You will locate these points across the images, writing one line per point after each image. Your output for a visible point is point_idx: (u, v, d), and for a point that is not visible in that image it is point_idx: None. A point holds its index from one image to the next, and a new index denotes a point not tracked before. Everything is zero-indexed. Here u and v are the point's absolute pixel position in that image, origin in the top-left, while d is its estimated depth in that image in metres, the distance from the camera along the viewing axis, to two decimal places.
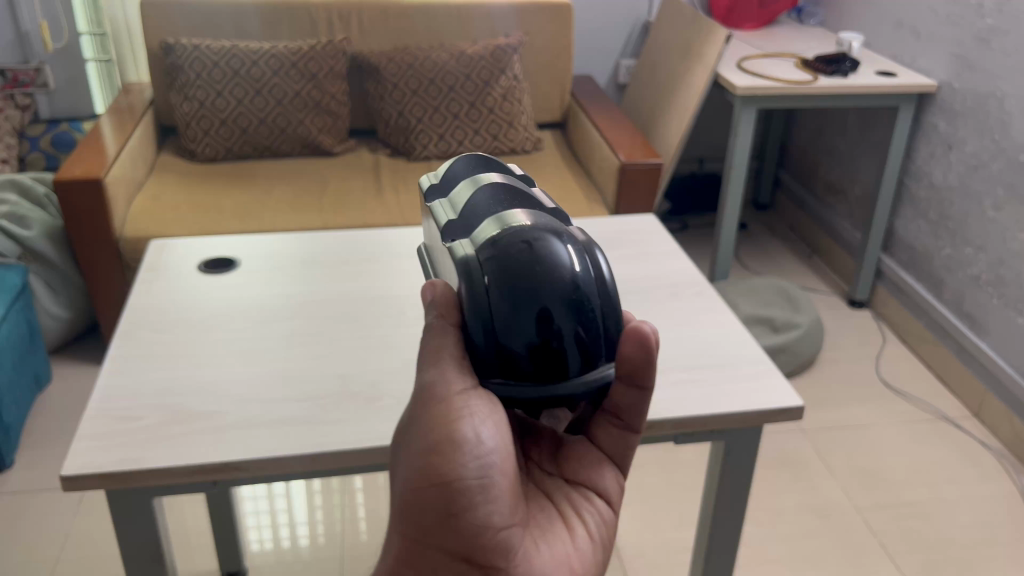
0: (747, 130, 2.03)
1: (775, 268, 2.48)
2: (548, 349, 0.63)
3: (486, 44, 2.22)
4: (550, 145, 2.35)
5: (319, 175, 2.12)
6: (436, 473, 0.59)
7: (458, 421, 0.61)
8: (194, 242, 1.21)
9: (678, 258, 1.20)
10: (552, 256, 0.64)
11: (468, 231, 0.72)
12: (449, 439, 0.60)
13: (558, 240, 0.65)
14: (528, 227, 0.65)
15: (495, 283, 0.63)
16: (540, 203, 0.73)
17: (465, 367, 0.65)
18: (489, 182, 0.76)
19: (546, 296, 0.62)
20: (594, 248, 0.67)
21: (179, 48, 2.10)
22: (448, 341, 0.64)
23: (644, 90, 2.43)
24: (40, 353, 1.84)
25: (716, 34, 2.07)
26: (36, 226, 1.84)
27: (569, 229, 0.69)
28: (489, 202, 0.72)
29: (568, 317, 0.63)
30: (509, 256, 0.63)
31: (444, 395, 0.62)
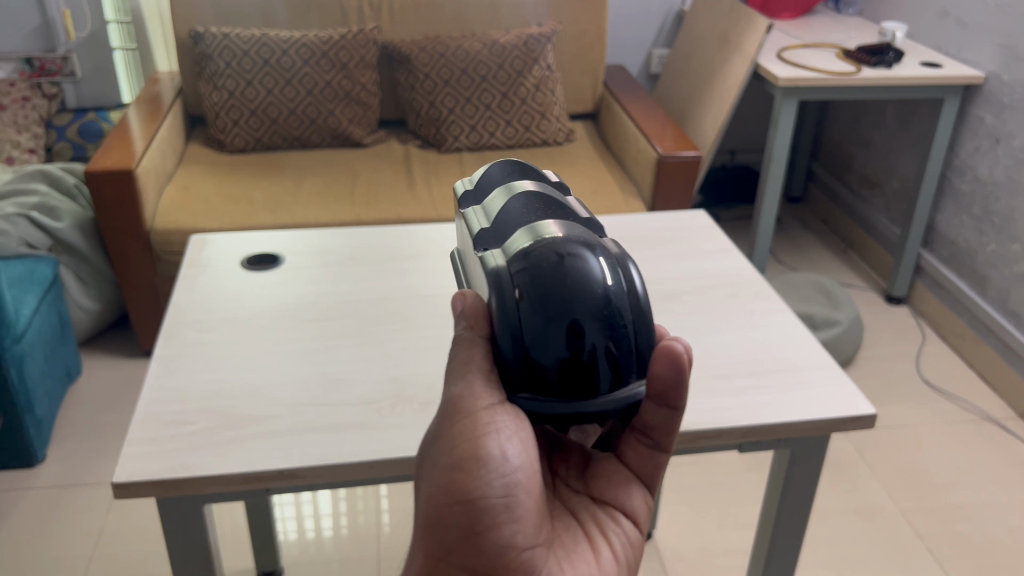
0: (787, 122, 1.99)
1: (809, 262, 2.44)
2: (579, 366, 0.59)
3: (518, 33, 2.18)
4: (582, 136, 2.31)
5: (348, 166, 2.09)
6: (461, 490, 0.59)
7: (483, 437, 0.60)
8: (235, 236, 1.18)
9: (731, 258, 1.16)
10: (583, 269, 0.59)
11: (501, 241, 0.66)
12: (475, 456, 0.59)
13: (592, 252, 0.60)
14: (559, 238, 0.60)
15: (524, 295, 0.59)
16: (573, 213, 0.68)
17: (493, 382, 0.62)
18: (523, 192, 0.69)
19: (578, 310, 0.58)
20: (627, 259, 0.62)
21: (209, 37, 2.07)
22: (477, 353, 0.62)
23: (677, 81, 2.38)
24: (70, 346, 1.82)
25: (755, 25, 2.02)
26: (67, 217, 1.81)
27: (602, 238, 0.64)
28: (521, 211, 0.67)
29: (600, 334, 0.58)
30: (539, 268, 0.59)
31: (470, 409, 0.61)
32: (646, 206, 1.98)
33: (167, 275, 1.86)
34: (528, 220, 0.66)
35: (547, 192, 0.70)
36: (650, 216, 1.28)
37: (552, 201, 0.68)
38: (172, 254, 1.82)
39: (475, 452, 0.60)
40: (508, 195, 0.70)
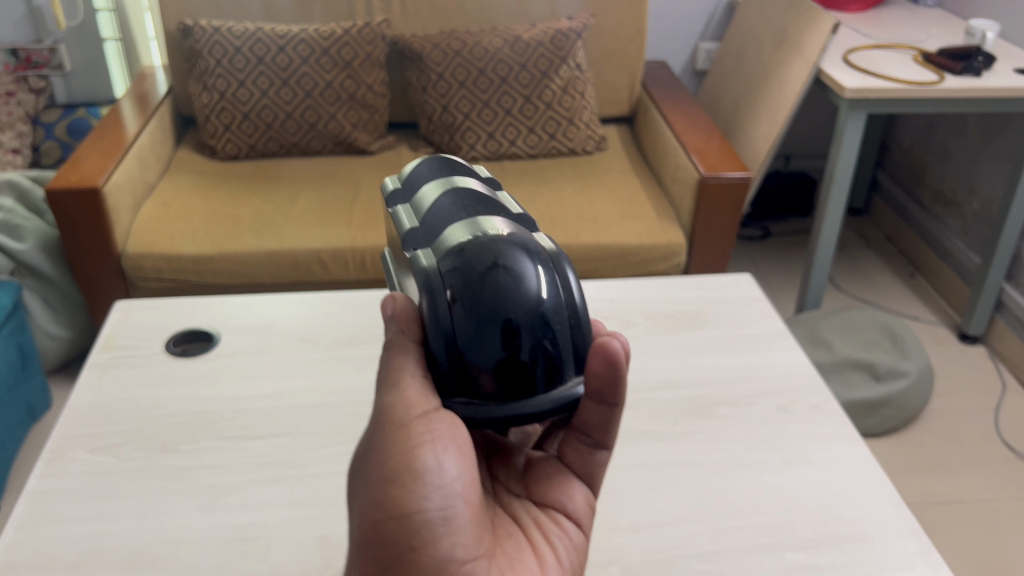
0: (853, 138, 1.71)
1: (872, 290, 2.17)
2: (515, 370, 0.57)
3: (546, 26, 1.93)
4: (617, 144, 2.05)
5: (350, 178, 1.87)
6: (396, 505, 0.58)
7: (419, 448, 0.59)
8: (163, 304, 0.98)
9: (789, 351, 0.92)
10: (518, 272, 0.57)
11: (430, 240, 0.64)
12: (409, 469, 0.59)
13: (525, 251, 0.59)
14: (496, 239, 0.59)
15: (456, 297, 0.58)
16: (505, 207, 0.67)
17: (428, 385, 0.61)
18: (452, 189, 0.67)
19: (512, 308, 0.56)
20: (562, 260, 0.61)
21: (198, 31, 1.86)
22: (409, 357, 0.61)
23: (726, 80, 2.11)
24: (35, 381, 1.64)
25: (818, 23, 1.74)
26: (31, 238, 1.62)
27: (531, 234, 0.63)
28: (451, 208, 0.65)
29: (535, 336, 0.57)
30: (469, 269, 0.57)
31: (404, 419, 0.60)
32: (685, 233, 1.72)
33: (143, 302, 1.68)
34: (459, 218, 0.63)
35: (480, 188, 0.68)
36: (689, 283, 1.03)
37: (484, 196, 0.67)
38: (146, 281, 1.63)
39: (411, 465, 0.59)
40: (443, 190, 0.67)
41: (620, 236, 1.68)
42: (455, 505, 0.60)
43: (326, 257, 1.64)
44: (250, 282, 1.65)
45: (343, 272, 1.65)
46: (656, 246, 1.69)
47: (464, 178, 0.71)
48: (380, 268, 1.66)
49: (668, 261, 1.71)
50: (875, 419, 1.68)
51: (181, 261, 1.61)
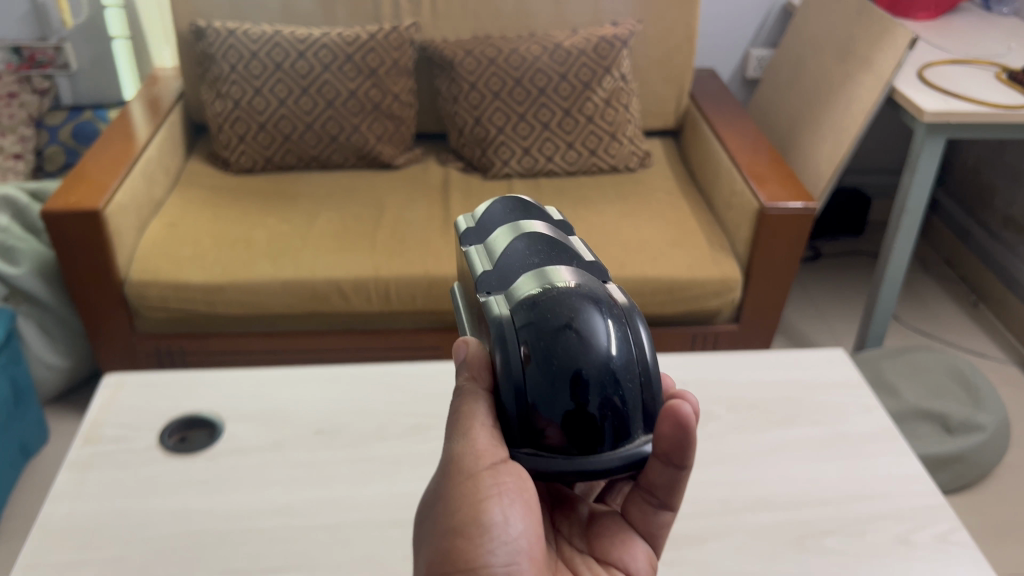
0: (928, 168, 1.54)
1: (932, 321, 2.00)
2: (584, 427, 0.55)
3: (589, 33, 1.77)
4: (662, 161, 1.90)
5: (372, 195, 1.72)
6: (463, 558, 0.59)
7: (487, 502, 0.59)
8: (160, 381, 0.94)
9: (875, 463, 0.87)
10: (589, 328, 0.55)
11: (501, 283, 0.62)
12: (477, 522, 0.59)
13: (599, 303, 0.57)
14: (568, 290, 0.57)
15: (529, 348, 0.56)
16: (579, 255, 0.64)
17: (496, 437, 0.60)
18: (527, 233, 0.65)
19: (582, 366, 0.54)
20: (636, 313, 0.59)
21: (212, 33, 1.71)
22: (480, 409, 0.60)
23: (781, 92, 1.95)
24: (31, 415, 1.51)
25: (892, 37, 1.57)
26: (26, 261, 1.49)
27: (605, 285, 0.61)
28: (524, 252, 0.63)
29: (605, 392, 0.55)
30: (542, 325, 0.55)
31: (472, 470, 0.60)
32: (741, 265, 1.56)
33: (148, 329, 1.55)
34: (533, 264, 0.61)
35: (555, 235, 0.65)
36: (782, 359, 1.02)
37: (558, 244, 0.64)
38: (151, 309, 1.50)
39: (478, 518, 0.60)
40: (515, 234, 0.65)
41: (668, 268, 1.53)
42: (520, 560, 0.60)
43: (346, 287, 1.49)
44: (263, 312, 1.51)
45: (365, 303, 1.51)
46: (709, 280, 1.53)
47: (532, 220, 0.68)
48: (404, 300, 1.51)
49: (721, 298, 1.56)
50: (947, 475, 1.52)
51: (188, 289, 1.47)
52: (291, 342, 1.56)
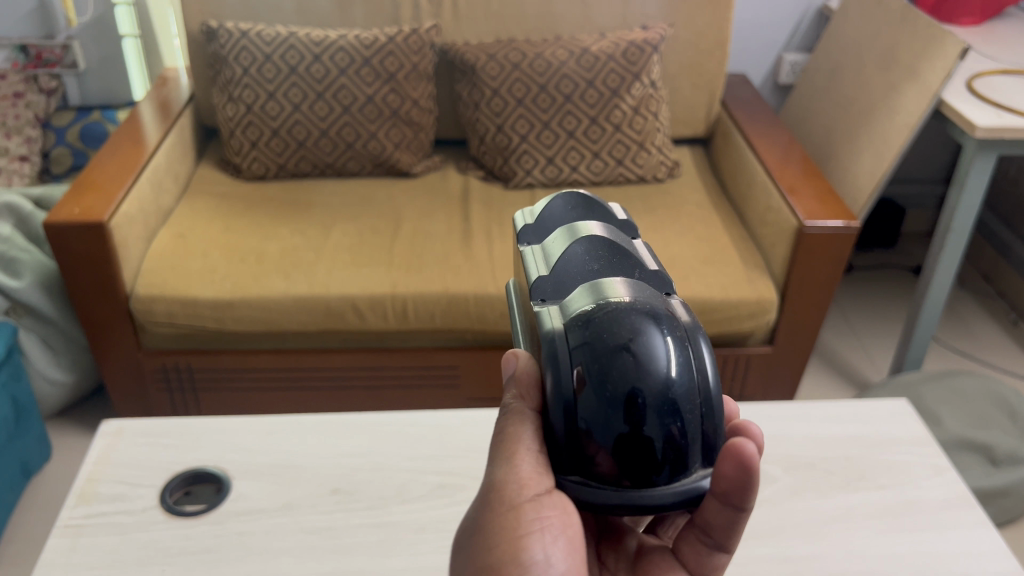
0: (977, 185, 1.46)
1: (971, 340, 1.91)
2: (636, 463, 0.48)
3: (617, 37, 1.69)
4: (691, 171, 1.81)
5: (389, 206, 1.65)
6: None
7: (527, 537, 0.53)
8: (162, 434, 0.89)
9: (945, 536, 0.82)
10: (644, 353, 0.48)
11: (557, 293, 0.55)
12: (515, 558, 0.53)
13: (660, 320, 0.50)
14: (624, 305, 0.50)
15: (579, 370, 0.49)
16: (641, 261, 0.57)
17: (541, 465, 0.53)
18: (587, 235, 0.58)
19: (634, 396, 0.47)
20: (699, 329, 0.51)
21: (224, 34, 1.64)
22: (526, 432, 0.54)
23: (817, 100, 1.86)
24: (34, 434, 1.45)
25: (941, 46, 1.48)
26: (28, 274, 1.43)
27: (664, 296, 0.54)
28: (584, 258, 0.56)
29: (660, 425, 0.47)
30: (594, 347, 0.48)
31: (515, 500, 0.54)
32: (776, 284, 1.48)
33: (154, 346, 1.49)
34: (591, 273, 0.55)
35: (618, 238, 0.59)
36: (839, 413, 0.98)
37: (621, 249, 0.57)
38: (157, 325, 1.43)
39: (516, 555, 0.53)
40: (572, 238, 0.58)
41: (700, 288, 1.45)
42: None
43: (362, 304, 1.42)
44: (273, 329, 1.44)
45: (381, 321, 1.44)
46: (744, 302, 1.45)
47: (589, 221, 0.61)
48: (422, 318, 1.44)
49: (755, 320, 1.48)
50: (992, 510, 1.44)
51: (197, 305, 1.41)
52: (303, 360, 1.49)
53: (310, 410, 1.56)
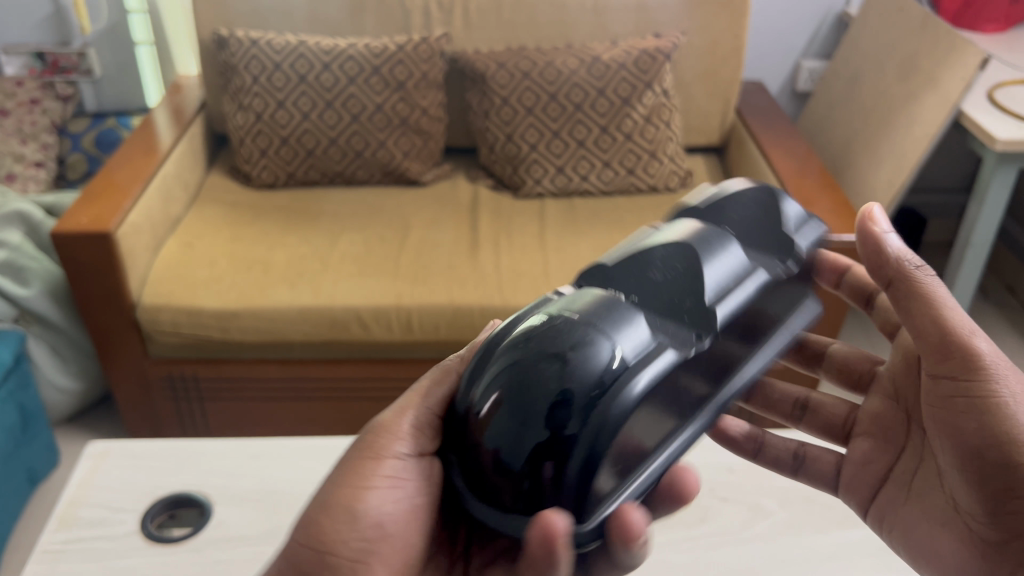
0: (997, 199, 1.42)
1: None
2: (519, 481, 0.52)
3: (629, 46, 1.67)
4: (704, 180, 1.79)
5: (398, 215, 1.64)
6: (325, 524, 0.63)
7: (373, 483, 0.64)
8: (147, 455, 0.92)
9: None
10: (562, 376, 0.50)
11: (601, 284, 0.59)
12: (355, 496, 0.64)
13: (589, 345, 0.51)
14: (568, 323, 0.52)
15: (496, 378, 0.52)
16: (705, 290, 0.58)
17: (423, 433, 0.65)
18: (680, 243, 0.60)
19: (537, 415, 0.51)
20: (642, 357, 0.52)
21: (234, 43, 1.64)
22: (430, 397, 0.66)
23: (835, 108, 1.83)
24: (42, 441, 1.45)
25: (960, 56, 1.45)
26: (37, 282, 1.44)
27: (641, 322, 0.54)
28: (655, 265, 0.59)
29: (549, 448, 0.51)
30: (521, 358, 0.52)
31: (382, 451, 0.64)
32: None
33: (161, 354, 1.49)
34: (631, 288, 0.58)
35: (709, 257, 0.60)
36: None
37: (695, 268, 0.59)
38: (163, 335, 1.43)
39: (359, 495, 0.64)
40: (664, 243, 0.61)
41: None
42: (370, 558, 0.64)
43: (367, 316, 1.41)
44: (277, 339, 1.43)
45: (386, 333, 1.42)
46: None
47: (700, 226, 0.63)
48: (428, 330, 1.42)
49: None
50: None
51: (202, 315, 1.40)
52: (309, 370, 1.49)
53: (315, 420, 1.56)
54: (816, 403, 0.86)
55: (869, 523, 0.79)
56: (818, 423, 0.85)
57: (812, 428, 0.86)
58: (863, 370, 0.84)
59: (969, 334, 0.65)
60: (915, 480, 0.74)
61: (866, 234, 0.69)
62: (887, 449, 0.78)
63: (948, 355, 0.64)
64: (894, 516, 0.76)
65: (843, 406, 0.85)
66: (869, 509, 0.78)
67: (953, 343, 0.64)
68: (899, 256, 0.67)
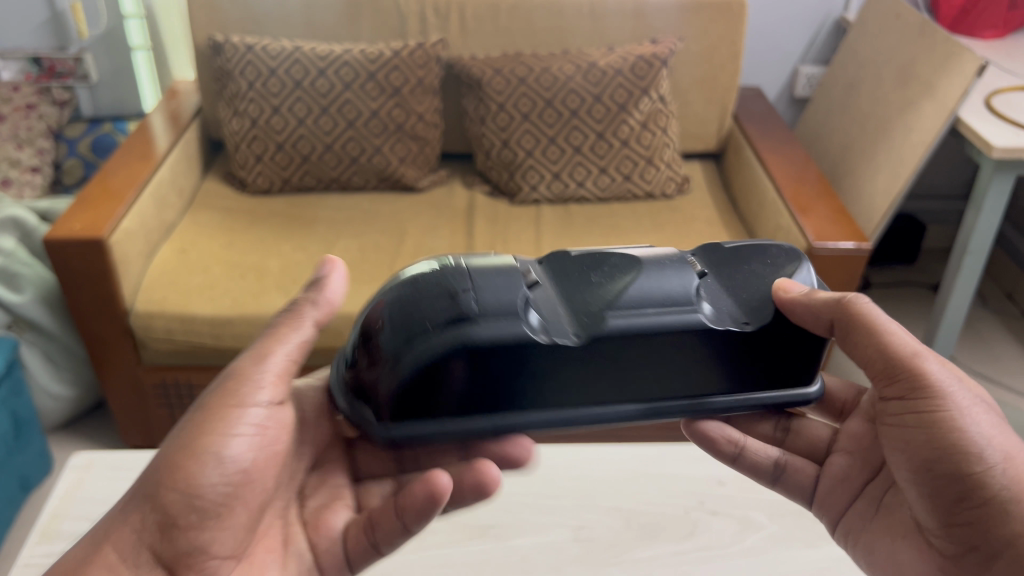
0: (995, 207, 1.41)
1: (992, 361, 1.85)
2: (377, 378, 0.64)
3: (626, 52, 1.66)
4: (701, 186, 1.78)
5: (393, 222, 1.63)
6: (188, 470, 0.63)
7: (231, 428, 0.66)
8: (132, 466, 0.92)
9: None
10: (437, 309, 0.62)
11: (552, 271, 0.69)
12: (214, 443, 0.65)
13: (473, 298, 0.63)
14: (463, 273, 0.64)
15: (394, 293, 0.65)
16: (617, 300, 0.65)
17: (274, 379, 0.69)
18: (631, 259, 0.68)
19: (406, 330, 0.62)
20: (500, 318, 0.63)
21: (229, 48, 1.64)
22: (285, 344, 0.70)
23: (833, 115, 1.82)
24: (34, 449, 1.45)
25: (958, 62, 1.44)
26: (29, 288, 1.43)
27: (519, 285, 0.65)
28: (598, 268, 0.68)
29: (399, 357, 0.62)
30: (417, 284, 0.64)
31: (244, 398, 0.67)
32: None
33: (153, 362, 1.47)
34: (563, 280, 0.68)
35: (647, 283, 0.66)
36: None
37: (624, 282, 0.66)
38: (157, 342, 1.42)
39: (218, 440, 0.65)
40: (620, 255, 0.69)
41: None
42: (232, 504, 0.66)
43: None
44: None
45: None
46: None
47: (668, 254, 0.70)
48: None
49: None
50: None
51: (195, 322, 1.40)
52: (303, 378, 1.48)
53: None
54: (799, 424, 0.82)
55: (837, 540, 0.80)
56: (802, 443, 0.82)
57: (794, 449, 0.82)
58: (848, 399, 0.83)
59: (914, 355, 0.67)
60: (886, 496, 0.75)
61: (783, 302, 0.68)
62: (865, 465, 0.77)
63: (895, 378, 0.67)
64: (860, 533, 0.76)
65: (826, 430, 0.82)
66: (837, 526, 0.78)
67: (902, 365, 0.67)
68: (832, 295, 0.67)
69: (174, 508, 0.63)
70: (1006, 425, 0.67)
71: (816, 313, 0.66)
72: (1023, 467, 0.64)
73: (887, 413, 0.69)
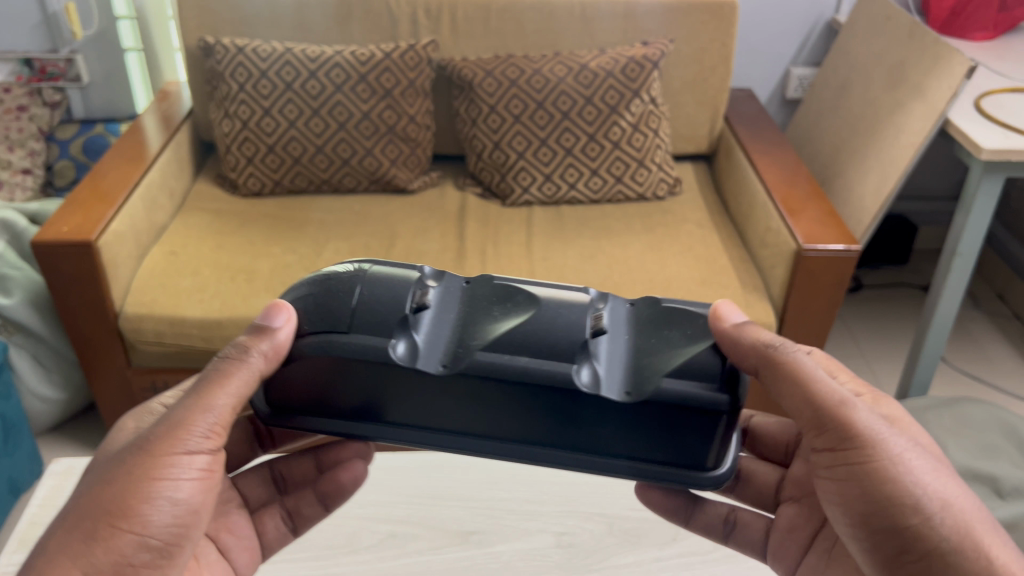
0: (985, 209, 1.41)
1: (983, 362, 1.86)
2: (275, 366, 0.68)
3: (616, 54, 1.66)
4: (692, 188, 1.79)
5: (384, 223, 1.63)
6: (132, 516, 0.59)
7: (176, 472, 0.61)
8: None
9: None
10: (319, 312, 0.65)
11: (470, 301, 0.67)
12: (157, 488, 0.60)
13: (354, 310, 0.64)
14: (362, 280, 0.66)
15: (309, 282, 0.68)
16: (492, 338, 0.62)
17: (221, 420, 0.63)
18: (530, 310, 0.64)
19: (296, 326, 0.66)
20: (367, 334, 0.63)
21: (220, 49, 1.64)
22: (233, 386, 0.63)
23: (824, 116, 1.82)
24: (24, 451, 1.44)
25: (948, 64, 1.44)
26: (19, 291, 1.43)
27: (411, 304, 0.64)
28: (504, 307, 0.65)
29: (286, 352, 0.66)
30: (326, 279, 0.67)
31: (185, 442, 0.61)
32: (776, 311, 1.43)
33: (143, 364, 1.48)
34: (470, 310, 0.66)
35: (540, 324, 0.62)
36: None
37: (520, 322, 0.63)
38: (146, 344, 1.42)
39: (160, 485, 0.60)
40: (530, 301, 0.65)
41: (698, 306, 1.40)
42: (182, 541, 0.62)
43: None
44: None
45: None
46: None
47: (581, 303, 0.65)
48: None
49: None
50: None
51: (185, 324, 1.39)
52: None
53: None
54: (749, 472, 0.84)
55: None
56: (750, 493, 0.85)
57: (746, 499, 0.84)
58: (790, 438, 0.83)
59: (841, 402, 0.62)
60: (834, 548, 0.73)
61: (718, 333, 0.63)
62: (810, 516, 0.77)
63: (824, 428, 0.63)
64: None
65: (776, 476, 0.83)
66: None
67: (829, 415, 0.62)
68: (764, 342, 0.63)
69: (124, 554, 0.59)
70: (942, 467, 0.62)
71: (746, 355, 0.62)
72: (961, 514, 0.60)
73: (818, 467, 0.65)
